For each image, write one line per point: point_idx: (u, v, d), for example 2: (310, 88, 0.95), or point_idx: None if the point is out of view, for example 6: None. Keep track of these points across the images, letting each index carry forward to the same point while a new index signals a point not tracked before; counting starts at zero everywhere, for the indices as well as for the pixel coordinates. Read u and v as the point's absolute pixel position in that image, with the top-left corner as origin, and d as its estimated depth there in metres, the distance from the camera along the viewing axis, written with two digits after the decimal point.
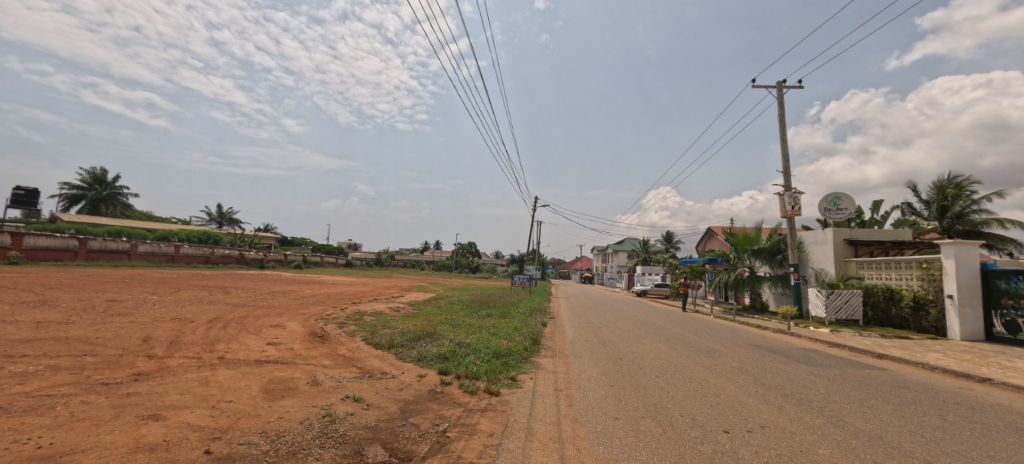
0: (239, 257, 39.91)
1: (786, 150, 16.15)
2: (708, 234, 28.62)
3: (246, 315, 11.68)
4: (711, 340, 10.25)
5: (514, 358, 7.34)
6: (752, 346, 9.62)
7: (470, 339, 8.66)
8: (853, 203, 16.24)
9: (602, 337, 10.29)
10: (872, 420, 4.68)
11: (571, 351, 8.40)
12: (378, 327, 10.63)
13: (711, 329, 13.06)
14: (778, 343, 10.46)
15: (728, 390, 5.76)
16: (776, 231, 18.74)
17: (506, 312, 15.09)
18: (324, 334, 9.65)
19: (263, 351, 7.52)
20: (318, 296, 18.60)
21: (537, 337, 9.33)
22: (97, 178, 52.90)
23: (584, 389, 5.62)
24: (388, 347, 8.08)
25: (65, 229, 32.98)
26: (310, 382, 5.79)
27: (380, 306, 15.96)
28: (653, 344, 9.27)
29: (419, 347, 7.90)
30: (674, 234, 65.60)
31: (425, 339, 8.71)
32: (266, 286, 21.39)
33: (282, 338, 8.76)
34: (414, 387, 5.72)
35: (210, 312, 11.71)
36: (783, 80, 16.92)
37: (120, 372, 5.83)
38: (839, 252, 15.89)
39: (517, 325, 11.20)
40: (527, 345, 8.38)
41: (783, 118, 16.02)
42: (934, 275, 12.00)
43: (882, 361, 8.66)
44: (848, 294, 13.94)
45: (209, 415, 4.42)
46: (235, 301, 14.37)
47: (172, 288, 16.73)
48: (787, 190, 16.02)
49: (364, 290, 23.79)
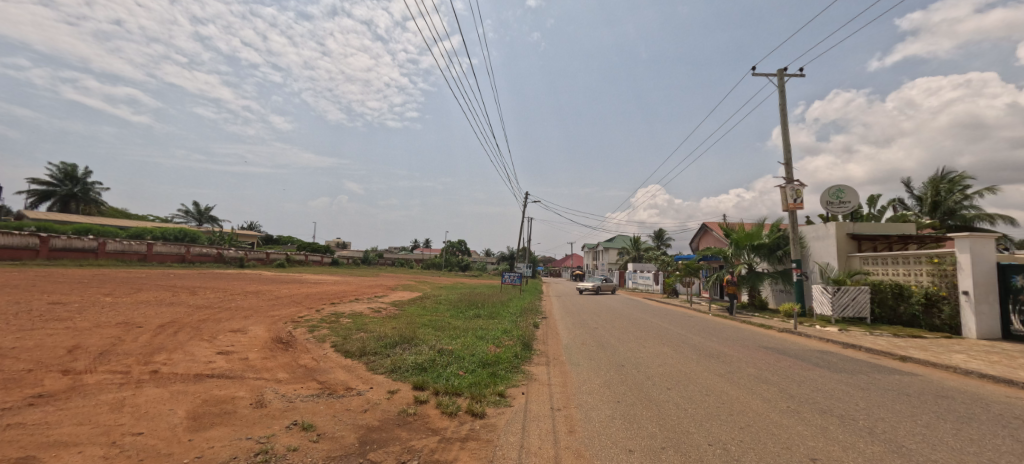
0: (218, 255, 38.23)
1: (787, 141, 15.45)
2: (702, 230, 28.08)
3: (206, 318, 10.48)
4: (717, 342, 9.43)
5: (503, 368, 6.38)
6: (764, 349, 8.76)
7: (453, 345, 7.69)
8: (857, 196, 15.68)
9: (600, 341, 9.33)
10: (942, 448, 3.85)
11: (568, 357, 7.46)
12: (353, 331, 9.55)
13: (715, 329, 12.18)
14: (788, 344, 9.69)
15: (754, 406, 4.91)
16: (776, 226, 18.07)
17: (495, 312, 14.11)
18: (290, 341, 8.55)
19: (210, 362, 6.41)
20: (295, 297, 17.39)
21: (529, 342, 8.37)
22: (69, 173, 50.37)
23: (587, 408, 4.69)
24: (358, 355, 7.06)
25: (27, 226, 30.92)
26: (254, 404, 4.72)
27: (360, 307, 14.86)
28: (657, 349, 8.36)
29: (394, 355, 6.90)
30: (665, 231, 65.30)
31: (403, 345, 7.71)
32: (242, 286, 20.09)
33: (238, 345, 7.63)
34: (381, 408, 4.71)
35: (165, 316, 10.44)
36: (784, 68, 16.19)
37: (14, 394, 4.71)
38: (843, 247, 15.26)
39: (507, 327, 10.22)
40: (518, 351, 7.43)
41: (784, 107, 15.32)
42: (947, 270, 11.38)
43: (907, 364, 7.89)
44: (855, 291, 13.20)
45: (101, 457, 3.36)
46: (200, 303, 13.14)
47: (134, 289, 15.38)
48: (789, 182, 15.31)
49: (347, 290, 22.63)
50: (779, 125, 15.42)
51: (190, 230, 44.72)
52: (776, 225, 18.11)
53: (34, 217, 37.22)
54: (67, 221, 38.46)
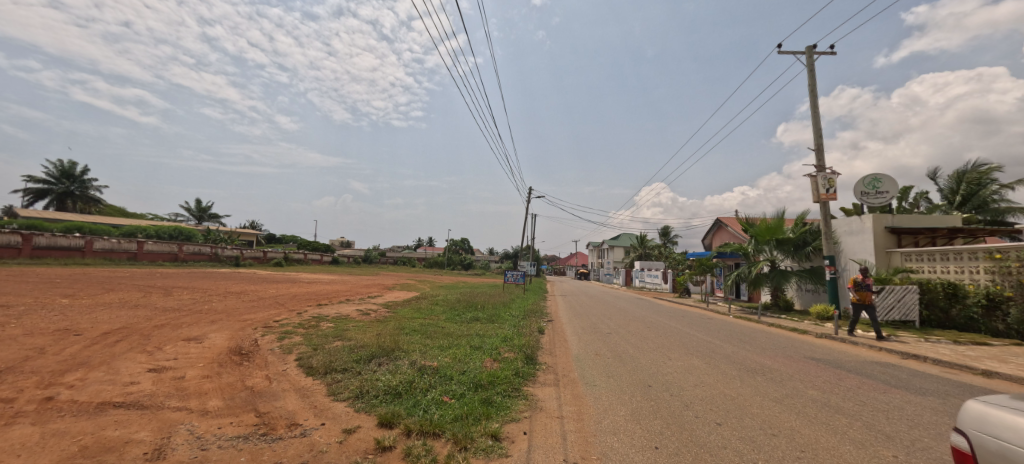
0: (213, 254, 37.18)
1: (819, 125, 13.93)
2: (717, 226, 26.62)
3: (164, 324, 9.21)
4: (753, 352, 8.04)
5: (500, 390, 5.04)
6: (813, 362, 7.33)
7: (440, 358, 6.35)
8: (895, 185, 14.18)
9: (617, 351, 7.93)
10: None
11: (581, 375, 6.09)
12: (330, 339, 8.26)
13: (744, 334, 10.70)
14: (838, 354, 8.21)
15: (847, 455, 3.52)
16: (803, 219, 16.53)
17: (495, 315, 12.78)
18: (251, 351, 7.26)
19: (129, 385, 5.09)
20: (281, 297, 16.16)
21: (532, 353, 7.03)
22: (65, 171, 49.45)
23: (616, 461, 3.31)
24: (323, 372, 5.73)
25: (14, 225, 29.94)
26: (147, 455, 3.35)
27: (347, 309, 13.64)
28: (686, 362, 6.95)
29: (367, 372, 5.60)
30: (672, 228, 63.82)
31: (380, 358, 6.35)
32: (227, 285, 18.94)
33: (180, 360, 6.33)
34: (325, 461, 3.35)
35: (119, 321, 9.18)
36: (813, 46, 14.69)
37: None
38: (881, 242, 13.75)
39: (508, 334, 8.88)
40: (520, 366, 6.08)
41: (814, 88, 13.85)
42: (1012, 267, 9.93)
43: (994, 381, 6.45)
44: (901, 291, 11.62)
45: None
46: (169, 305, 11.90)
47: (103, 289, 14.18)
48: (821, 170, 13.80)
49: (340, 290, 21.42)
50: (809, 107, 13.92)
51: (185, 228, 43.68)
52: (802, 219, 16.54)
53: (24, 214, 36.36)
54: (58, 218, 37.46)
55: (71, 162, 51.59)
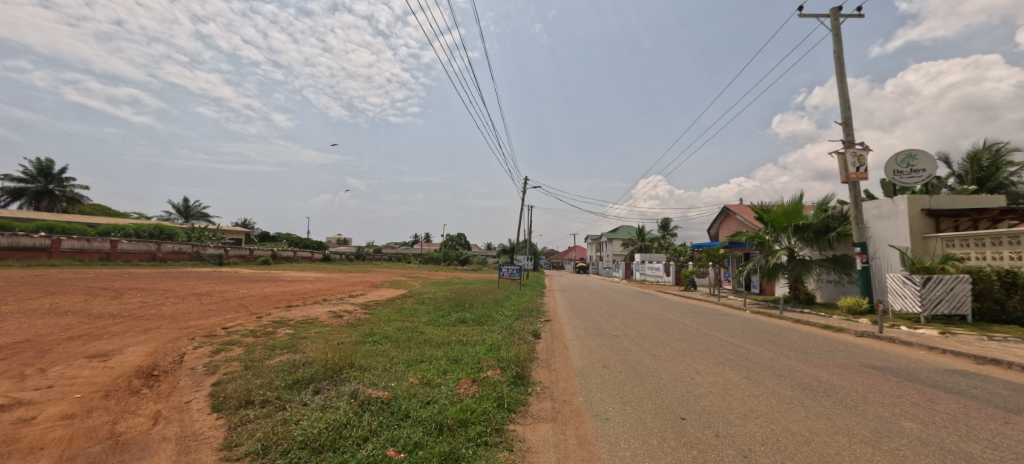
0: (194, 253, 35.40)
1: (846, 96, 12.39)
2: (724, 214, 25.04)
3: (81, 335, 7.61)
4: (795, 360, 6.55)
5: (475, 436, 3.46)
6: (879, 372, 5.80)
7: (399, 382, 4.77)
8: (932, 162, 12.65)
9: (629, 362, 6.37)
10: None
11: (587, 402, 4.53)
12: (276, 353, 6.70)
13: (774, 334, 9.15)
14: (900, 360, 6.69)
15: None
16: (825, 203, 15.00)
17: (485, 315, 11.27)
18: (165, 372, 5.69)
19: None
20: (251, 298, 14.55)
21: (522, 370, 5.47)
22: (43, 168, 47.41)
23: None
24: (234, 408, 4.15)
25: None
26: None
27: (319, 311, 12.08)
28: (721, 377, 5.41)
29: (291, 407, 4.02)
30: (671, 220, 62.49)
31: (321, 383, 4.80)
32: (195, 286, 17.31)
33: (50, 390, 4.71)
34: None
35: (26, 333, 7.56)
36: (838, 7, 13.12)
37: None
38: (917, 226, 12.27)
39: (495, 340, 7.36)
40: (505, 393, 4.52)
41: (841, 54, 12.31)
42: None
43: None
44: (952, 280, 10.05)
45: None
46: (107, 311, 10.25)
47: (42, 293, 12.50)
48: (850, 147, 12.26)
49: (321, 289, 19.85)
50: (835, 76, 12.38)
51: (167, 226, 41.82)
52: (823, 204, 15.03)
53: None
54: (30, 218, 35.58)
55: (49, 160, 49.50)
